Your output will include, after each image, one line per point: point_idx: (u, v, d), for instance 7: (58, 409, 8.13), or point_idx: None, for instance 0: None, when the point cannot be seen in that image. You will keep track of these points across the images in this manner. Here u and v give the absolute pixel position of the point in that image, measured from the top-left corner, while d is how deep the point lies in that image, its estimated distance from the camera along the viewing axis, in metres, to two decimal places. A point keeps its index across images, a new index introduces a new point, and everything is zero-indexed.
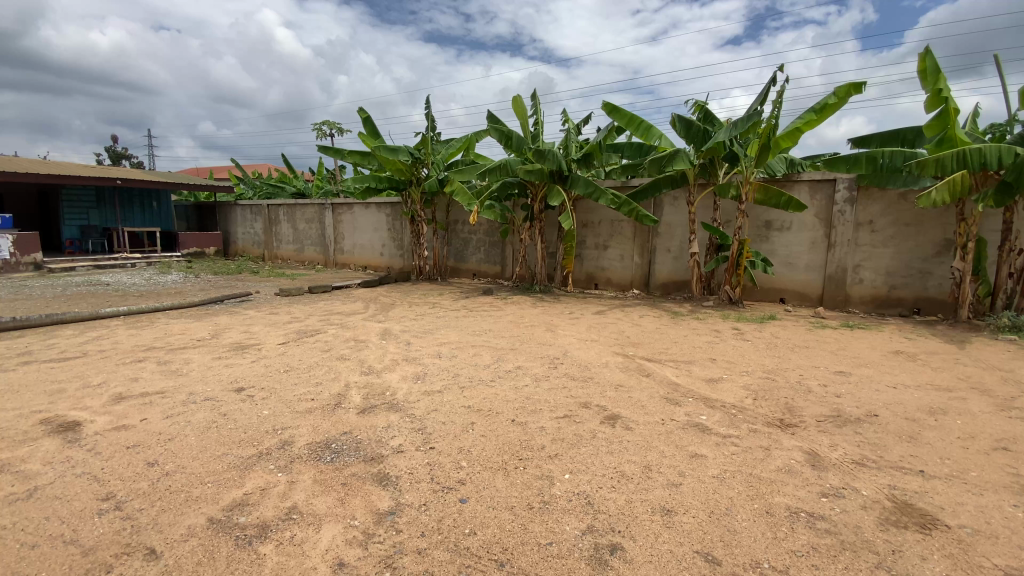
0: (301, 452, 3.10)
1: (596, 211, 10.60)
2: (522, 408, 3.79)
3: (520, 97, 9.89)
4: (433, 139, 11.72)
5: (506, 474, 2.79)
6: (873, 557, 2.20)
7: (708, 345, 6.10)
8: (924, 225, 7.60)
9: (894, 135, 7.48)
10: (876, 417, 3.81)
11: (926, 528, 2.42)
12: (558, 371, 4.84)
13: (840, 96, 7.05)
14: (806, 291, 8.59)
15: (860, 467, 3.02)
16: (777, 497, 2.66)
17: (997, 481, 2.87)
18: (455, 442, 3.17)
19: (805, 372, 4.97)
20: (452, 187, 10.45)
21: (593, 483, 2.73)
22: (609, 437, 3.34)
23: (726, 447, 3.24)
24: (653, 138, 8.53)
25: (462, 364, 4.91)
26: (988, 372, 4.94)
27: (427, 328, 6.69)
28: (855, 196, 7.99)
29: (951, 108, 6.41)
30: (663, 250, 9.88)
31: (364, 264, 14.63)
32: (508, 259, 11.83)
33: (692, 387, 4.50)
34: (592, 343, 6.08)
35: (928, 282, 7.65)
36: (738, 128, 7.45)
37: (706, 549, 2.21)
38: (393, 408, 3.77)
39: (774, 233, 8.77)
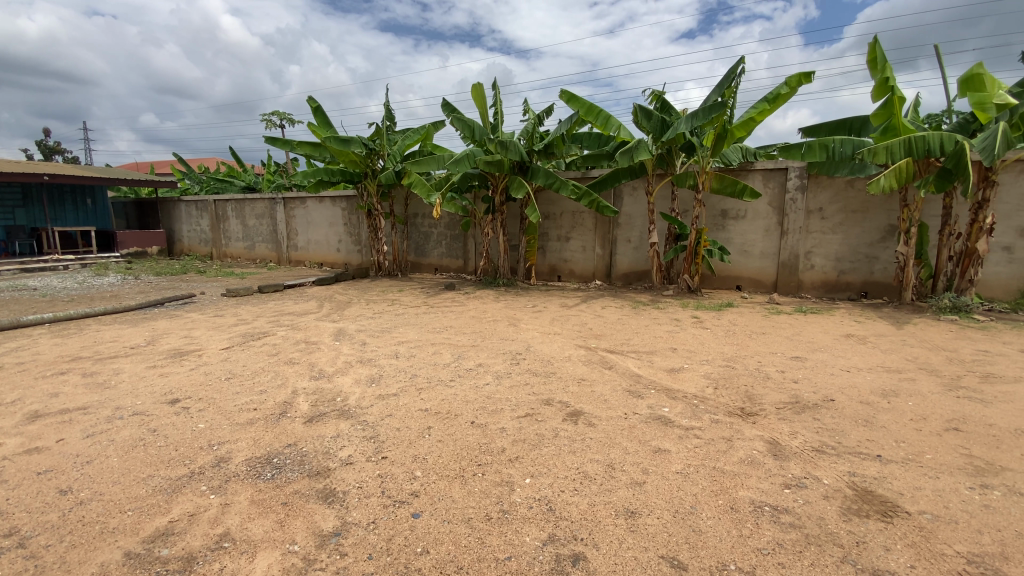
0: (238, 470, 2.83)
1: (557, 202, 10.51)
2: (482, 409, 3.62)
3: (480, 86, 9.64)
4: (389, 130, 11.30)
5: (463, 482, 2.61)
6: (838, 550, 2.16)
7: (669, 335, 6.10)
8: (870, 211, 7.88)
9: (841, 124, 7.69)
10: (832, 402, 3.85)
11: (888, 516, 2.42)
12: (520, 367, 4.70)
13: (791, 87, 7.17)
14: (762, 277, 8.76)
15: (820, 455, 3.01)
16: (740, 492, 2.60)
17: (951, 463, 2.92)
18: (409, 449, 2.97)
19: (763, 359, 5.01)
20: (410, 179, 10.11)
21: (554, 487, 2.60)
22: (572, 436, 3.22)
23: (689, 440, 3.18)
24: (612, 129, 8.47)
25: (421, 363, 4.70)
26: (933, 353, 5.12)
27: (385, 326, 6.43)
28: (806, 185, 8.20)
29: (896, 97, 6.61)
30: (624, 240, 9.90)
31: (319, 260, 14.07)
32: (471, 253, 11.61)
33: (654, 378, 4.46)
34: (555, 336, 5.96)
35: (874, 266, 7.94)
36: (696, 116, 7.47)
37: (671, 553, 2.12)
38: (343, 415, 3.53)
39: (730, 222, 8.89)
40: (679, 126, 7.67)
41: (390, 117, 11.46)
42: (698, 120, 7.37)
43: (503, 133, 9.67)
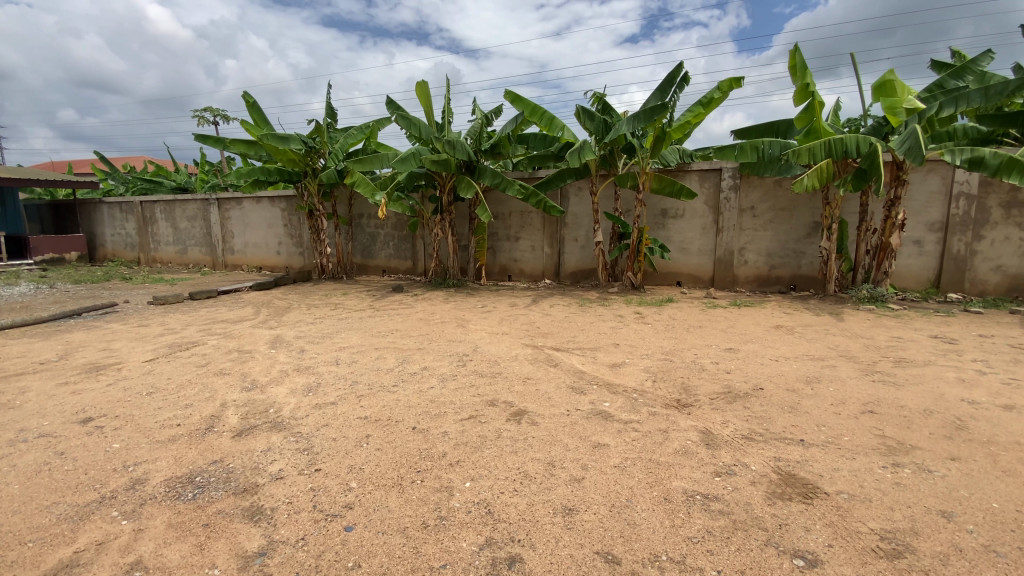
0: (155, 492, 2.63)
1: (505, 202, 10.52)
2: (424, 413, 3.54)
3: (424, 84, 9.49)
4: (330, 128, 10.92)
5: (401, 491, 2.54)
6: (762, 534, 2.26)
7: (612, 331, 6.22)
8: (796, 210, 8.38)
9: (769, 127, 8.12)
10: (761, 390, 4.05)
11: (808, 497, 2.56)
12: (466, 368, 4.64)
13: (723, 91, 7.50)
14: (700, 273, 9.12)
15: (749, 442, 3.16)
16: (674, 482, 2.67)
17: (866, 443, 3.13)
18: (345, 460, 2.86)
19: (700, 352, 5.20)
20: (353, 179, 9.80)
21: (494, 489, 2.57)
22: (515, 436, 3.21)
23: (628, 434, 3.26)
24: (556, 129, 8.56)
25: (363, 369, 4.57)
26: (852, 341, 5.50)
27: (326, 331, 6.20)
28: (739, 185, 8.61)
29: (816, 102, 7.05)
30: (572, 239, 10.05)
31: (258, 264, 13.42)
32: (420, 254, 11.43)
33: (597, 374, 4.53)
34: (502, 336, 5.95)
35: (802, 260, 8.44)
36: (637, 118, 7.67)
37: (606, 548, 2.14)
38: (276, 427, 3.37)
39: (670, 220, 9.20)
40: (620, 127, 7.85)
41: (331, 114, 11.09)
42: (639, 121, 7.58)
43: (448, 132, 9.56)
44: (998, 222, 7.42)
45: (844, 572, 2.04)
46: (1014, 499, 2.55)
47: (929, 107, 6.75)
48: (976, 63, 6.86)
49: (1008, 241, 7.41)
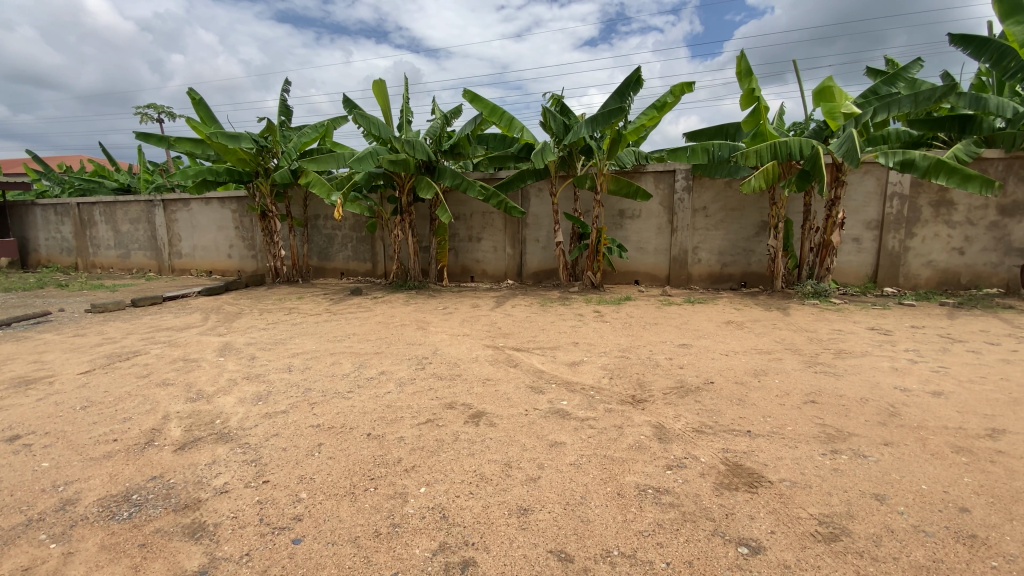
0: (87, 512, 2.48)
1: (465, 203, 10.47)
2: (380, 418, 3.46)
3: (381, 82, 9.33)
4: (282, 126, 10.58)
5: (353, 500, 2.48)
6: (710, 524, 2.33)
7: (572, 330, 6.28)
8: (745, 210, 8.72)
9: (719, 130, 8.40)
10: (712, 383, 4.19)
11: (753, 486, 2.66)
12: (425, 371, 4.58)
13: (675, 95, 7.71)
14: (656, 272, 9.35)
15: (699, 434, 3.26)
16: (627, 477, 2.73)
17: (808, 432, 3.28)
18: (294, 470, 2.78)
19: (655, 348, 5.33)
20: (307, 179, 9.51)
21: (449, 493, 2.54)
22: (472, 438, 3.18)
23: (584, 431, 3.30)
24: (515, 130, 8.58)
25: (317, 375, 4.44)
26: (797, 334, 5.76)
27: (278, 337, 6.00)
28: (692, 186, 8.88)
29: (762, 106, 7.36)
30: (533, 240, 10.11)
31: (208, 268, 12.87)
32: (380, 256, 11.24)
33: (556, 373, 4.57)
34: (462, 338, 5.91)
35: (751, 258, 8.79)
36: (596, 121, 7.80)
37: (559, 547, 2.16)
38: (222, 438, 3.23)
39: (627, 221, 9.38)
40: (578, 129, 7.96)
41: (284, 112, 10.74)
42: (598, 124, 7.71)
43: (407, 131, 9.43)
44: (928, 220, 7.94)
45: (786, 557, 2.13)
46: (941, 479, 2.73)
47: (865, 112, 7.15)
48: (907, 71, 7.30)
49: (937, 238, 7.94)
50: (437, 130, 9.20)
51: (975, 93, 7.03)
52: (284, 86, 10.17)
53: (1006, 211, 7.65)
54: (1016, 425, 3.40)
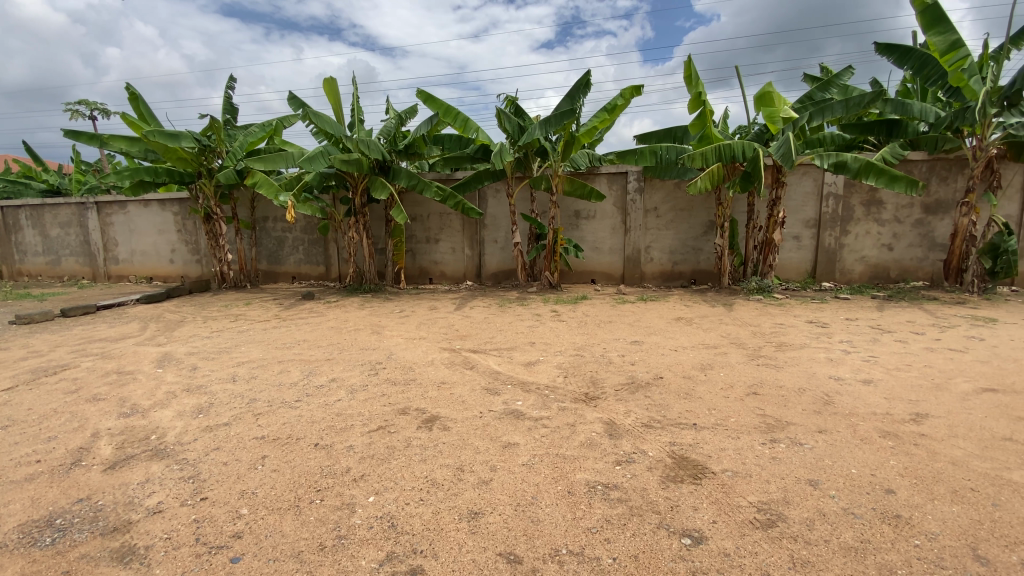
0: (4, 541, 2.29)
1: (421, 204, 10.34)
2: (329, 427, 3.36)
3: (331, 81, 9.09)
4: (227, 125, 10.14)
5: (297, 514, 2.39)
6: (656, 517, 2.40)
7: (529, 330, 6.31)
8: (694, 210, 9.03)
9: (668, 132, 8.66)
10: (661, 378, 4.32)
11: (697, 478, 2.75)
12: (378, 377, 4.49)
13: (625, 98, 7.89)
14: (611, 271, 9.54)
15: (648, 429, 3.35)
16: (578, 475, 2.77)
17: (749, 423, 3.43)
18: (235, 485, 2.66)
19: (608, 346, 5.43)
20: (254, 179, 9.14)
21: (399, 501, 2.50)
22: (425, 443, 3.12)
23: (537, 431, 3.32)
24: (470, 131, 8.56)
25: (263, 385, 4.27)
26: (742, 329, 6.00)
27: (223, 346, 5.74)
28: (644, 187, 9.11)
29: (707, 110, 7.64)
30: (491, 241, 10.11)
31: (148, 274, 12.19)
32: (333, 258, 10.96)
33: (512, 373, 4.58)
34: (419, 341, 5.83)
35: (700, 256, 9.12)
36: (548, 123, 7.88)
37: (508, 549, 2.17)
38: (158, 455, 3.07)
39: (582, 221, 9.52)
40: (532, 131, 8.02)
41: (229, 110, 10.30)
42: (550, 126, 7.79)
43: (359, 131, 9.23)
44: (860, 219, 8.45)
45: (726, 545, 2.22)
46: (870, 464, 2.91)
47: (802, 117, 7.54)
48: (839, 78, 7.74)
49: (869, 235, 8.47)
50: (391, 130, 9.06)
51: (899, 99, 7.53)
52: (229, 83, 9.75)
53: (929, 210, 8.24)
54: (936, 409, 3.67)
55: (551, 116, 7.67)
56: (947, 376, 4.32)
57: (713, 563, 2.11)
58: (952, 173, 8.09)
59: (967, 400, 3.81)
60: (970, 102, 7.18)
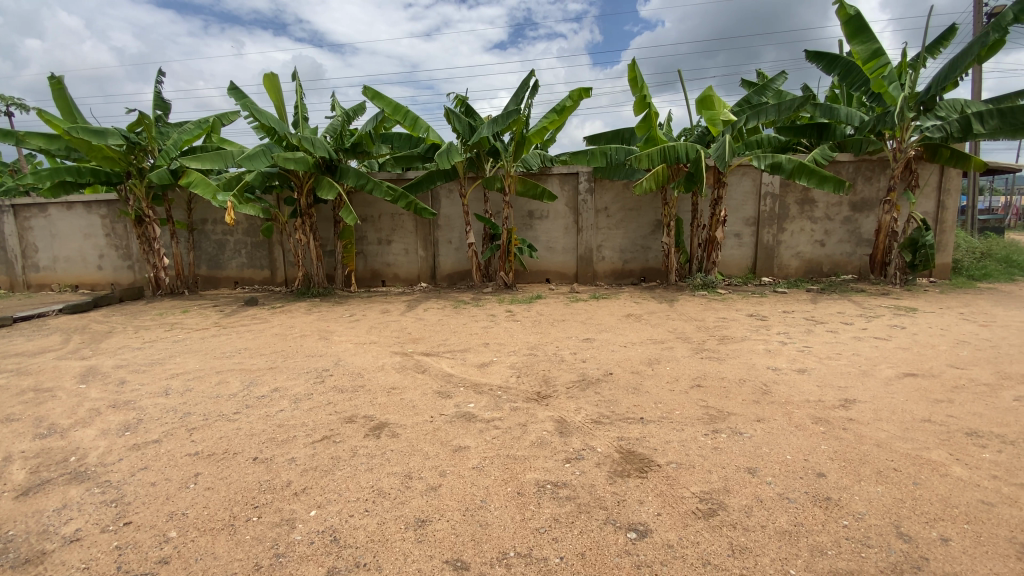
0: None
1: (371, 205, 10.09)
2: (270, 440, 3.21)
3: (272, 76, 8.72)
4: (159, 121, 9.54)
5: (231, 534, 2.27)
6: (603, 513, 2.43)
7: (483, 331, 6.29)
8: (642, 209, 9.29)
9: (616, 134, 8.86)
10: (610, 374, 4.41)
11: (644, 471, 2.82)
12: (324, 384, 4.33)
13: (573, 100, 8.00)
14: (564, 270, 9.65)
15: (597, 425, 3.40)
16: (527, 475, 2.77)
17: (693, 415, 3.55)
18: (163, 507, 2.50)
19: (561, 344, 5.49)
20: (189, 179, 8.64)
21: (342, 513, 2.41)
22: (372, 452, 3.03)
23: (488, 432, 3.30)
24: (420, 130, 8.44)
25: (199, 398, 4.04)
26: (688, 323, 6.21)
27: (155, 357, 5.39)
28: (594, 187, 9.28)
29: (652, 112, 7.85)
30: (445, 241, 10.01)
31: (74, 282, 11.32)
32: (279, 262, 10.55)
33: (465, 375, 4.54)
34: (369, 346, 5.68)
35: (648, 255, 9.40)
36: (497, 122, 7.88)
37: (456, 556, 2.14)
38: (77, 478, 2.84)
39: (536, 221, 9.57)
40: (482, 130, 7.99)
41: (161, 106, 9.70)
42: (498, 125, 7.79)
43: (304, 129, 8.90)
44: (795, 217, 8.93)
45: (670, 537, 2.27)
46: (804, 449, 3.07)
47: (739, 119, 7.89)
48: (774, 83, 8.14)
49: (803, 232, 8.97)
50: (337, 128, 8.79)
51: (828, 104, 7.99)
52: (160, 77, 9.17)
53: (856, 207, 8.81)
54: (863, 394, 3.92)
55: (499, 116, 7.67)
56: (873, 363, 4.63)
57: (656, 556, 2.16)
58: (876, 173, 8.68)
59: (890, 385, 4.10)
60: (890, 107, 7.71)
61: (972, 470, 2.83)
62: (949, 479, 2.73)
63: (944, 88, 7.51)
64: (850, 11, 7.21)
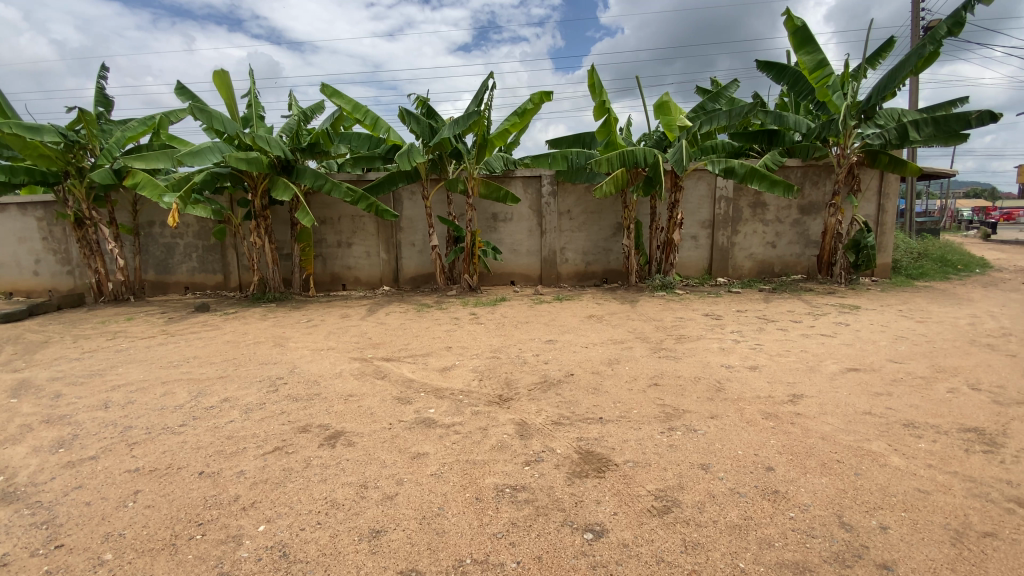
0: None
1: (331, 207, 9.85)
2: (217, 453, 3.08)
3: (223, 73, 8.39)
4: (100, 119, 9.04)
5: (172, 554, 2.16)
6: (561, 515, 2.44)
7: (446, 334, 6.25)
8: (604, 212, 9.45)
9: (577, 138, 8.98)
10: (571, 375, 4.45)
11: (601, 471, 2.85)
12: (279, 393, 4.19)
13: (535, 103, 8.05)
14: (528, 272, 9.69)
15: (557, 426, 3.43)
16: (487, 479, 2.76)
17: (650, 413, 3.62)
18: (98, 528, 2.35)
19: (524, 346, 5.50)
20: (135, 180, 8.22)
21: (293, 527, 2.33)
22: (326, 462, 2.95)
23: (448, 438, 3.27)
24: (380, 130, 8.31)
25: (142, 411, 3.83)
26: (647, 323, 6.34)
27: (95, 368, 5.09)
28: (557, 190, 9.36)
29: (611, 117, 8.00)
30: (408, 244, 9.89)
31: (6, 289, 10.57)
32: (233, 266, 10.18)
33: (426, 380, 4.49)
34: (327, 352, 5.53)
35: (610, 257, 9.56)
36: (457, 124, 7.84)
37: (411, 565, 2.11)
38: (2, 501, 2.64)
39: (499, 224, 9.57)
40: (443, 132, 7.93)
41: (103, 103, 9.19)
42: (458, 127, 7.75)
43: (258, 129, 8.62)
44: (748, 219, 9.27)
45: (625, 536, 2.30)
46: (754, 444, 3.17)
47: (694, 125, 8.14)
48: (727, 90, 8.44)
49: (756, 234, 9.32)
50: (294, 128, 8.55)
51: (777, 111, 8.35)
52: (103, 72, 8.70)
53: (804, 210, 9.21)
54: (810, 389, 4.10)
55: (459, 117, 7.64)
56: (819, 359, 4.85)
57: (612, 556, 2.18)
58: (822, 178, 9.10)
59: (835, 379, 4.30)
60: (835, 115, 8.11)
61: (909, 460, 2.99)
62: (888, 469, 2.89)
63: (884, 97, 7.95)
64: (797, 23, 7.54)
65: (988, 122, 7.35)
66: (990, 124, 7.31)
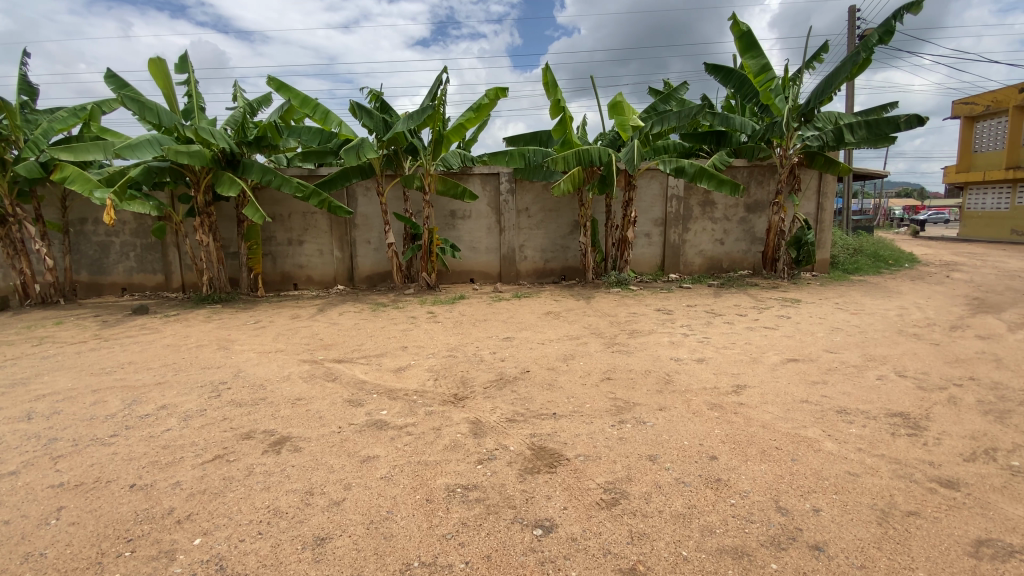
0: None
1: (281, 203, 9.49)
2: (152, 464, 2.92)
3: (159, 62, 7.92)
4: (23, 107, 8.35)
5: (97, 573, 2.04)
6: (510, 512, 2.46)
7: (402, 334, 6.15)
8: (561, 210, 9.55)
9: (533, 136, 9.02)
10: (527, 372, 4.48)
11: (552, 467, 2.89)
12: (222, 398, 4.02)
13: (490, 99, 8.03)
14: (487, 270, 9.68)
15: (511, 423, 3.44)
16: (438, 480, 2.73)
17: (601, 407, 3.69)
18: (16, 549, 2.19)
19: (480, 344, 5.49)
20: (63, 174, 7.67)
21: (231, 538, 2.25)
22: (270, 469, 2.85)
23: (400, 440, 3.22)
24: (331, 124, 8.07)
25: (70, 421, 3.58)
26: (602, 319, 6.45)
27: (17, 377, 4.71)
28: (514, 188, 9.38)
29: (566, 116, 8.08)
30: (363, 242, 9.68)
31: None
32: (175, 265, 9.68)
33: (379, 381, 4.40)
34: (275, 355, 5.33)
35: (567, 254, 9.68)
36: (411, 118, 7.71)
37: (356, 571, 2.07)
38: None
39: (458, 221, 9.50)
40: (397, 127, 7.78)
41: (26, 91, 8.50)
42: (411, 121, 7.62)
43: (200, 121, 8.20)
44: (698, 217, 9.58)
45: (574, 530, 2.34)
46: (699, 434, 3.29)
47: (647, 125, 8.32)
48: (677, 92, 8.69)
49: (705, 232, 9.65)
50: (238, 119, 8.18)
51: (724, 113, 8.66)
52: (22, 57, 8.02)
53: (750, 208, 9.61)
54: (752, 379, 4.29)
55: (413, 111, 7.51)
56: (762, 351, 5.08)
57: (560, 551, 2.21)
58: (766, 177, 9.51)
59: (776, 370, 4.51)
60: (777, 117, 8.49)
61: (840, 444, 3.18)
62: (821, 453, 3.06)
63: (821, 102, 8.38)
64: (743, 27, 7.82)
65: (915, 125, 7.88)
66: (916, 128, 7.84)
